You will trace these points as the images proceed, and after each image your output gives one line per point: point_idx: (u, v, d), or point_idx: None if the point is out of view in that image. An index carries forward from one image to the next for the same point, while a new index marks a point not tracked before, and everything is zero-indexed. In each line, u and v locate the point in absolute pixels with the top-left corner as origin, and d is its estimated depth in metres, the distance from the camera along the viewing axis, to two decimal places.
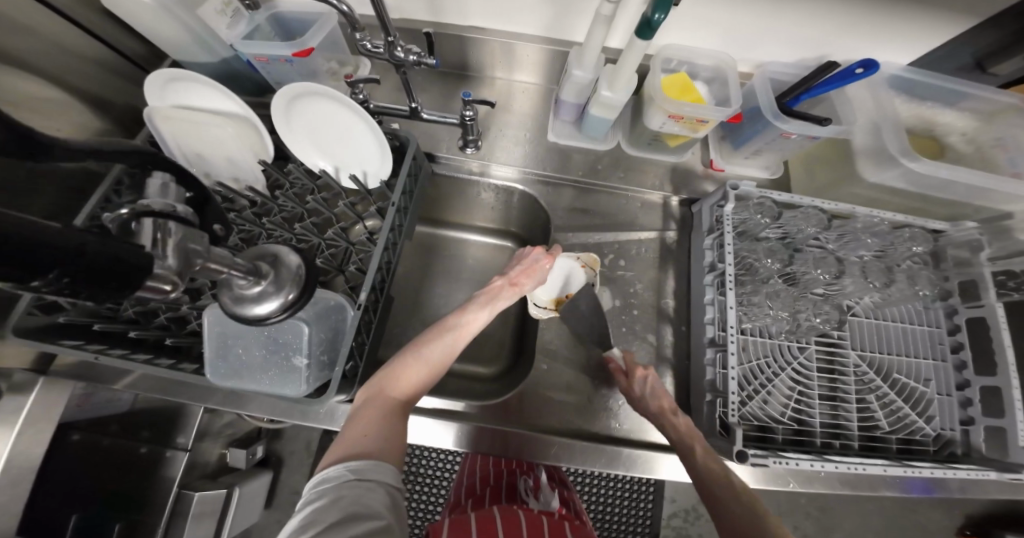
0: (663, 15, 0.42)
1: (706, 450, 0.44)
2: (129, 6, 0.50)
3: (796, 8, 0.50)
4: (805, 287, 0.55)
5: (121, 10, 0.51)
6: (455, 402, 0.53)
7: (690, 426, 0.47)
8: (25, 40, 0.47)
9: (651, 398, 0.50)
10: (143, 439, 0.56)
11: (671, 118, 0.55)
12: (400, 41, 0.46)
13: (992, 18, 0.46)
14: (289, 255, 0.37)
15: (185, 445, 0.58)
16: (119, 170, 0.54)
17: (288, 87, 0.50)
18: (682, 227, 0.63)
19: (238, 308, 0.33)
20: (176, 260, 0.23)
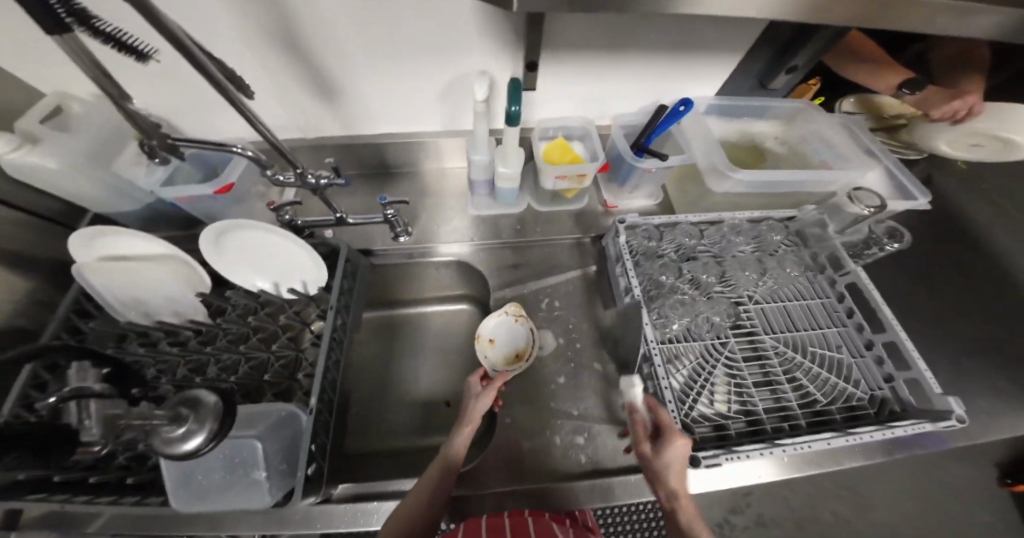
0: (519, 105, 0.55)
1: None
2: (39, 175, 0.52)
3: (625, 71, 0.64)
4: (705, 289, 0.65)
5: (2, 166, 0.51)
6: None
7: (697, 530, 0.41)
8: None
9: (673, 470, 0.45)
10: None
11: (558, 178, 0.65)
12: (309, 169, 0.53)
13: (754, 49, 0.62)
14: (207, 394, 0.38)
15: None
16: (54, 326, 0.54)
17: (215, 224, 0.55)
18: (599, 260, 0.71)
19: (163, 451, 0.34)
20: (101, 428, 0.32)
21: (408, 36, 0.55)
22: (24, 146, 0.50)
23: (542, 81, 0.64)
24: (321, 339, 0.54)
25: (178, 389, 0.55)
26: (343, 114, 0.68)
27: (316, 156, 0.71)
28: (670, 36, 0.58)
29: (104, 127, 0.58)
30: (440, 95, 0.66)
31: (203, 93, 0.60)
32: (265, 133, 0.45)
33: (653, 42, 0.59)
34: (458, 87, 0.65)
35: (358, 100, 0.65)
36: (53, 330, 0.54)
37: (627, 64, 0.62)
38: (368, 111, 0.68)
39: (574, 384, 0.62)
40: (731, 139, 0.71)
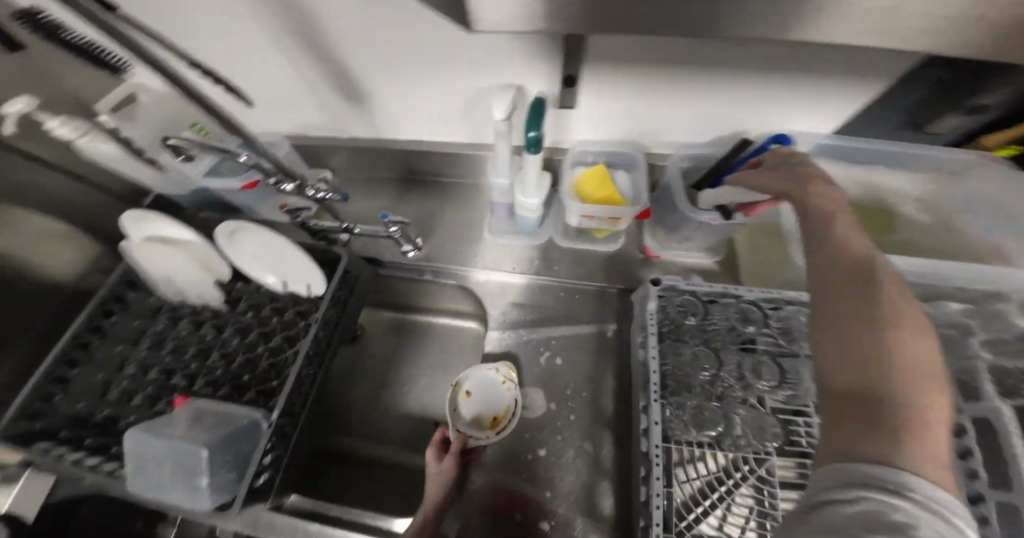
0: (540, 131, 0.45)
1: (851, 227, 0.29)
2: (107, 159, 0.55)
3: (693, 93, 0.49)
4: (756, 390, 0.47)
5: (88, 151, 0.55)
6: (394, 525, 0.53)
7: (837, 200, 0.32)
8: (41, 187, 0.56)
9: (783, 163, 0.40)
10: None
11: (585, 218, 0.54)
12: (307, 184, 0.51)
13: (906, 75, 0.43)
14: None
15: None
16: (103, 292, 0.59)
17: (224, 225, 0.56)
18: (623, 319, 0.59)
19: None
20: None
21: (429, 39, 0.48)
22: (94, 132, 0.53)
23: (584, 100, 0.53)
24: (301, 348, 0.54)
25: (185, 366, 0.60)
26: (371, 117, 0.65)
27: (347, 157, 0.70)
28: (762, 52, 0.43)
29: (161, 116, 0.61)
30: (467, 105, 0.58)
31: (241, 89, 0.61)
32: (256, 144, 0.43)
33: (738, 59, 0.44)
34: (483, 100, 0.57)
35: (385, 104, 0.61)
36: (101, 296, 0.58)
37: (703, 83, 0.48)
38: (394, 115, 0.64)
39: (556, 463, 0.52)
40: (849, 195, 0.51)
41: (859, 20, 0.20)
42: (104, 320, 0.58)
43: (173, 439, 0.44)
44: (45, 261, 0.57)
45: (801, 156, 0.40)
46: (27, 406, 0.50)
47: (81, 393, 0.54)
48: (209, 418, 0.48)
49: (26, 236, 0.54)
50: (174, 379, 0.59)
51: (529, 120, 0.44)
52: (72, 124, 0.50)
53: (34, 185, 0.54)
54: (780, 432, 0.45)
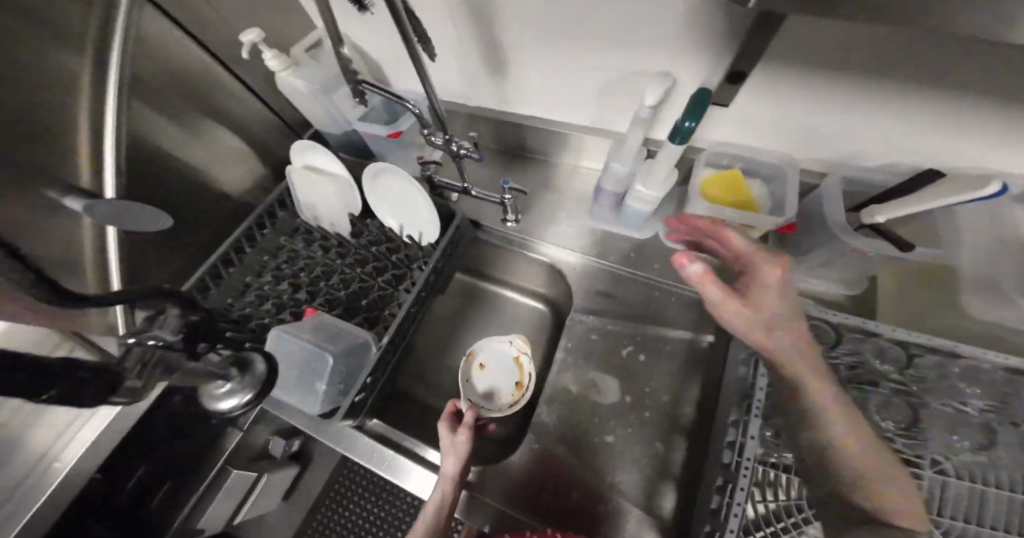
0: (696, 123, 0.44)
1: (790, 335, 0.41)
2: (292, 93, 0.64)
3: (879, 106, 0.44)
4: (856, 429, 0.43)
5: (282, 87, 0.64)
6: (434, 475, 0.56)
7: (793, 347, 0.41)
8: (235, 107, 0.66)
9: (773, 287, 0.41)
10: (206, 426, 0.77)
11: (711, 220, 0.53)
12: (455, 138, 0.55)
13: None
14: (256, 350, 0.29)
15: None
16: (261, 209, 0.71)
17: (371, 165, 0.62)
18: (721, 333, 0.57)
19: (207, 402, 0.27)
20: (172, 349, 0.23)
21: (599, 19, 0.48)
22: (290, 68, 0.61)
23: (742, 97, 0.50)
24: (414, 288, 0.60)
25: (309, 283, 0.69)
26: (504, 89, 0.67)
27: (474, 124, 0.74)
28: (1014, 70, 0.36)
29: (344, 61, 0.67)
30: (609, 88, 0.58)
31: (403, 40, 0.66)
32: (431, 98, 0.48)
33: (958, 76, 0.38)
34: (629, 86, 0.56)
35: (524, 79, 0.63)
36: (258, 212, 0.70)
37: (905, 97, 0.42)
38: (529, 90, 0.65)
39: (624, 453, 0.53)
40: None
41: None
42: (257, 232, 0.70)
43: (304, 345, 0.53)
44: (227, 171, 0.68)
45: (778, 275, 0.41)
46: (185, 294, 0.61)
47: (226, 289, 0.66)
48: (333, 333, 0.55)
49: (223, 151, 0.66)
50: (299, 292, 0.68)
51: (688, 110, 0.43)
52: (280, 58, 0.59)
53: (235, 110, 0.65)
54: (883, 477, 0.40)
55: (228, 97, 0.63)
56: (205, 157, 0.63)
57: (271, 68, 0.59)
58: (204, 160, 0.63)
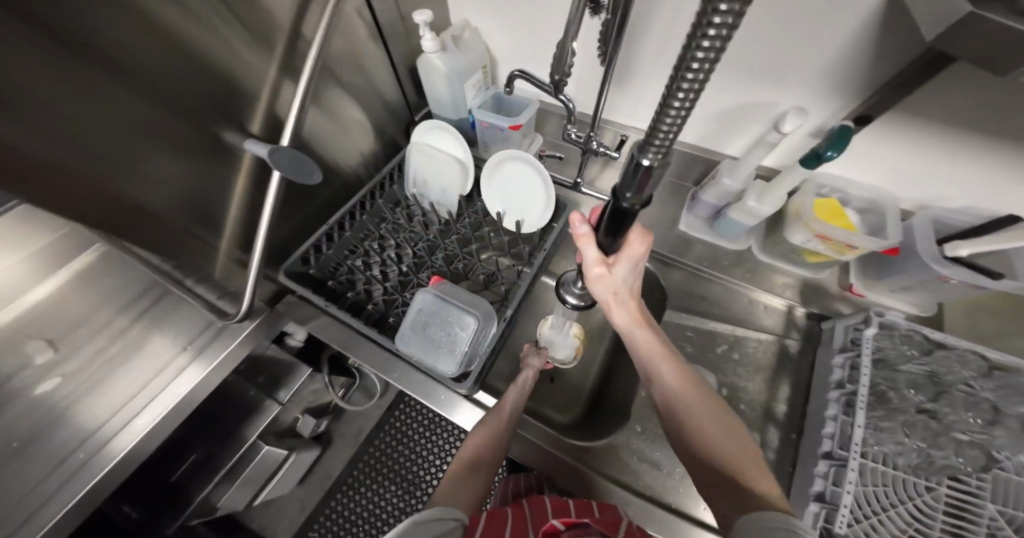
0: (836, 153, 0.51)
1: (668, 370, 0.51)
2: (430, 75, 0.69)
3: (982, 158, 0.52)
4: (939, 429, 0.48)
5: (421, 66, 0.68)
6: (527, 435, 0.61)
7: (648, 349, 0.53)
8: (369, 86, 0.68)
9: (674, 393, 0.50)
10: (257, 382, 0.75)
11: (817, 237, 0.59)
12: (596, 137, 0.60)
13: None
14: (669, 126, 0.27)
15: (280, 399, 0.80)
16: (376, 180, 0.74)
17: (500, 152, 0.67)
18: (806, 340, 0.64)
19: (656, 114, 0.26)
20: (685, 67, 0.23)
21: (751, 52, 0.55)
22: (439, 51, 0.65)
23: (858, 137, 0.57)
24: (530, 274, 0.64)
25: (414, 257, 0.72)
26: (617, 97, 0.71)
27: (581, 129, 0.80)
28: None
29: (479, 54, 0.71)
30: (730, 111, 0.64)
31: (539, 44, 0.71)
32: (602, 98, 0.54)
33: None
34: (751, 110, 0.62)
35: (643, 90, 0.68)
36: (374, 182, 0.74)
37: (1006, 151, 0.50)
38: (644, 101, 0.69)
39: None
40: None
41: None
42: (368, 202, 0.74)
43: (447, 306, 0.57)
44: (349, 143, 0.70)
45: (673, 399, 0.50)
46: (305, 253, 0.66)
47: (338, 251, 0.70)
48: (463, 300, 0.58)
49: (353, 123, 0.69)
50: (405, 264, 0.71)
51: (832, 142, 0.51)
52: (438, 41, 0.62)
53: (373, 86, 0.69)
54: (956, 467, 0.45)
55: (367, 72, 0.66)
56: (333, 126, 0.65)
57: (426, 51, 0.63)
58: (332, 129, 0.65)
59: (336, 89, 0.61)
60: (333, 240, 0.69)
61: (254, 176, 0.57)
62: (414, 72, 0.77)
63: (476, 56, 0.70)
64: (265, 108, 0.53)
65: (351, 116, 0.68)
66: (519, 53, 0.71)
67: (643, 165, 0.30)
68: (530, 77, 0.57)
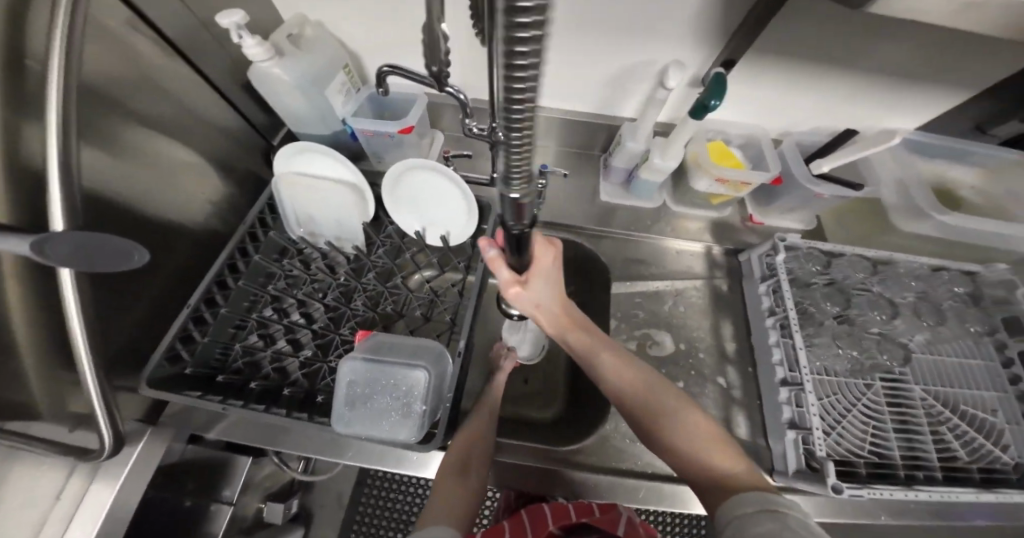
0: (717, 101, 0.52)
1: (603, 355, 0.51)
2: (272, 86, 0.54)
3: (828, 85, 0.59)
4: (857, 329, 0.58)
5: (253, 75, 0.53)
6: (524, 460, 0.56)
7: (580, 342, 0.53)
8: (187, 115, 0.51)
9: (610, 373, 0.50)
10: (187, 490, 0.58)
11: (717, 181, 0.63)
12: (502, 127, 0.53)
13: None
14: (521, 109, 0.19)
15: (229, 498, 0.64)
16: (241, 230, 0.59)
17: (397, 165, 0.57)
18: (731, 274, 0.69)
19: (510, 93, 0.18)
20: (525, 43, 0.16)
21: (621, 14, 0.54)
22: (274, 57, 0.51)
23: (733, 81, 0.61)
24: (473, 288, 0.57)
25: (327, 310, 0.60)
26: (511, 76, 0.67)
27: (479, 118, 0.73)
28: (914, 56, 0.52)
29: (331, 51, 0.58)
30: (618, 75, 0.64)
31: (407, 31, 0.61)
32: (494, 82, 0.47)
33: (876, 61, 0.54)
34: (638, 71, 0.63)
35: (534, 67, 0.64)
36: (240, 233, 0.59)
37: (843, 76, 0.57)
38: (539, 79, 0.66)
39: (690, 392, 0.60)
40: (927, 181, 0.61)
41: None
42: (240, 260, 0.59)
43: (383, 365, 0.47)
44: (184, 192, 0.53)
45: (616, 382, 0.50)
46: (170, 349, 0.50)
47: (221, 332, 0.55)
48: (404, 352, 0.49)
49: (181, 166, 0.52)
50: (317, 322, 0.59)
51: (710, 91, 0.51)
52: (264, 45, 0.49)
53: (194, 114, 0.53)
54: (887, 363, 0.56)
55: (176, 96, 0.49)
56: (145, 177, 0.47)
57: (253, 59, 0.48)
58: (144, 182, 0.47)
59: (135, 130, 0.44)
60: (209, 321, 0.54)
61: (35, 281, 0.38)
62: (250, 84, 0.61)
63: (327, 54, 0.57)
64: (14, 185, 0.35)
65: (174, 157, 0.50)
66: (385, 43, 0.60)
67: (512, 198, 0.28)
68: (405, 75, 0.48)
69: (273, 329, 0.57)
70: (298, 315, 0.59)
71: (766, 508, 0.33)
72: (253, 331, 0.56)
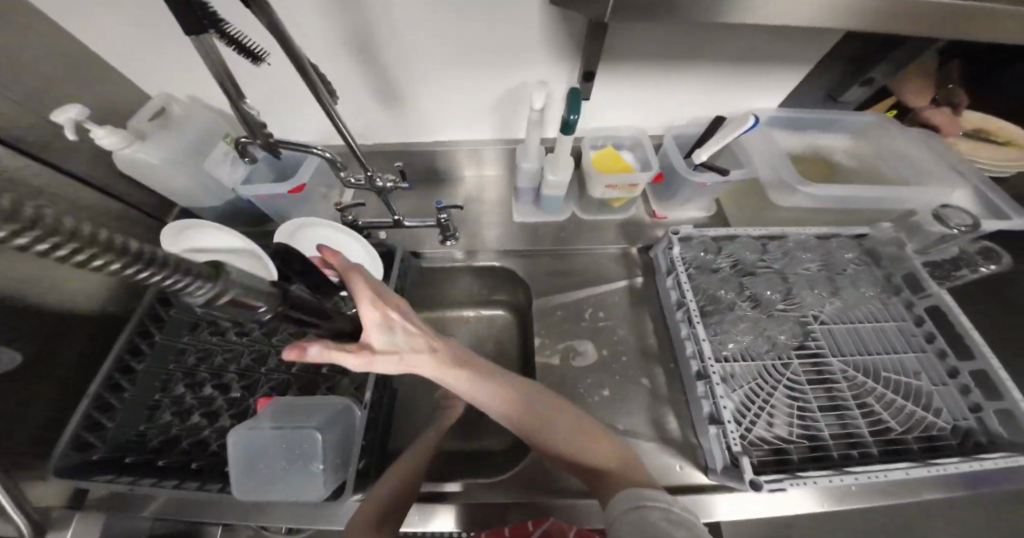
0: (576, 115, 0.55)
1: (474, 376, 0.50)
2: (146, 170, 0.58)
3: (685, 81, 0.63)
4: (763, 311, 0.60)
5: (123, 164, 0.57)
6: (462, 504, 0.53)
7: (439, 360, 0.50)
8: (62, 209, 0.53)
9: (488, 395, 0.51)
10: None
11: (608, 188, 0.66)
12: (378, 173, 0.54)
13: (826, 63, 0.61)
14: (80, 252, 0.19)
15: None
16: (140, 313, 0.63)
17: (283, 226, 0.57)
18: (647, 272, 0.70)
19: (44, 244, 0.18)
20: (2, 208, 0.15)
21: (471, 51, 0.58)
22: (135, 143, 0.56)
23: (599, 91, 0.64)
24: None
25: (240, 378, 0.63)
26: (402, 118, 0.70)
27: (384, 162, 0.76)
28: (737, 46, 0.58)
29: (201, 125, 0.63)
30: (496, 104, 0.68)
31: (291, 95, 0.64)
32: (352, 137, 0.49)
33: (722, 46, 0.58)
34: (513, 98, 0.66)
35: (419, 107, 0.68)
36: (138, 317, 0.62)
37: (694, 69, 0.61)
38: (428, 117, 0.70)
39: (619, 397, 0.60)
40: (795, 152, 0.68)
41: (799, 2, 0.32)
42: (143, 342, 0.62)
43: (283, 430, 0.48)
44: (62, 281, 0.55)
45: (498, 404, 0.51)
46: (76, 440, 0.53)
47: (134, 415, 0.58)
48: (311, 414, 0.52)
49: (56, 256, 0.53)
50: (231, 391, 0.62)
51: (568, 107, 0.55)
52: (120, 135, 0.53)
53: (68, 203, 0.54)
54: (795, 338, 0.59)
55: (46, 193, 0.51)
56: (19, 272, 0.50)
57: (108, 146, 0.53)
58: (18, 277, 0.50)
59: None
60: (118, 406, 0.57)
61: None
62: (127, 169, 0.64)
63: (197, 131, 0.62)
64: None
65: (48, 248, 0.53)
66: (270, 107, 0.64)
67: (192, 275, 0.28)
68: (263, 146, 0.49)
69: (188, 404, 0.60)
70: (210, 388, 0.62)
71: (641, 506, 0.38)
72: (167, 408, 0.60)
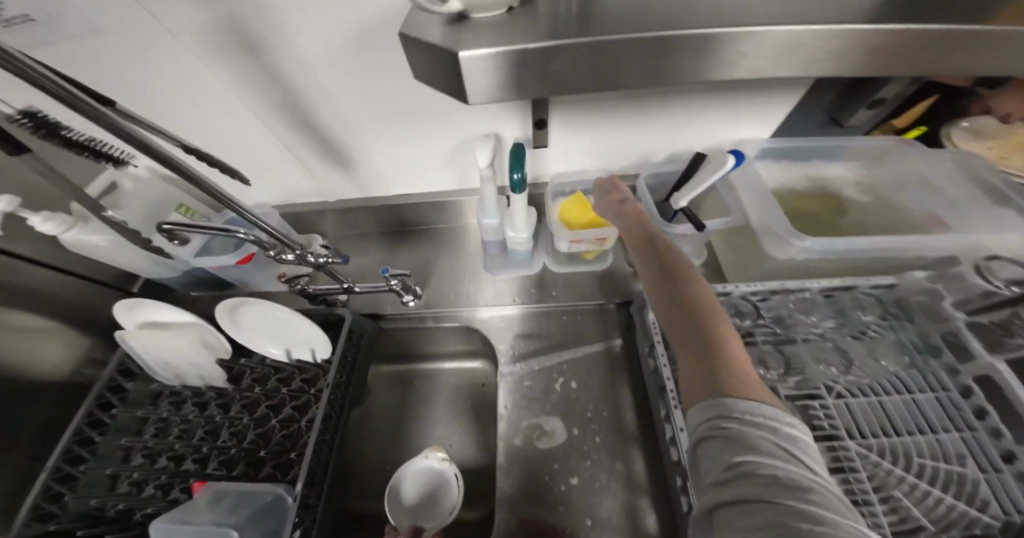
0: (523, 172, 0.50)
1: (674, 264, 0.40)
2: (92, 250, 0.58)
3: (651, 122, 0.56)
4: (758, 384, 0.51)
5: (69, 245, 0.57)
6: None
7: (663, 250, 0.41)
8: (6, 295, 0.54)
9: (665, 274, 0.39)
10: None
11: (574, 242, 0.59)
12: (309, 249, 0.51)
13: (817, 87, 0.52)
14: None
15: None
16: (100, 386, 0.59)
17: (224, 303, 0.57)
18: (626, 334, 0.63)
19: None
20: None
21: (405, 108, 0.54)
22: (78, 225, 0.55)
23: (554, 137, 0.58)
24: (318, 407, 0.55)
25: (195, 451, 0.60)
26: (357, 175, 0.67)
27: (349, 218, 0.74)
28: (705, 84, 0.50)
29: (154, 199, 0.63)
30: (449, 159, 0.63)
31: (242, 162, 0.63)
32: (281, 235, 0.48)
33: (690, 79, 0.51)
34: (464, 152, 0.62)
35: (372, 165, 0.65)
36: (98, 389, 0.59)
37: (660, 110, 0.54)
38: (382, 174, 0.67)
39: (589, 487, 0.52)
40: (794, 189, 0.58)
41: (709, 67, 0.27)
42: (104, 414, 0.59)
43: (197, 529, 0.46)
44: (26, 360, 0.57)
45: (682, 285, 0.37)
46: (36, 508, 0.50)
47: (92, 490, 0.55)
48: (231, 504, 0.49)
49: (12, 334, 0.55)
50: (184, 465, 0.59)
51: (512, 164, 0.49)
52: (57, 219, 0.53)
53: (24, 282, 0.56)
54: (800, 419, 0.47)
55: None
56: None
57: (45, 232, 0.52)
58: None
59: None
60: (80, 477, 0.55)
61: None
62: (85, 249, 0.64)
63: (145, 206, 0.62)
64: None
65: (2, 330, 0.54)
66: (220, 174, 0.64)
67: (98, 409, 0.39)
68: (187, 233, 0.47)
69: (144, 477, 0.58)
70: (164, 460, 0.60)
71: (721, 413, 0.29)
72: (125, 481, 0.57)
